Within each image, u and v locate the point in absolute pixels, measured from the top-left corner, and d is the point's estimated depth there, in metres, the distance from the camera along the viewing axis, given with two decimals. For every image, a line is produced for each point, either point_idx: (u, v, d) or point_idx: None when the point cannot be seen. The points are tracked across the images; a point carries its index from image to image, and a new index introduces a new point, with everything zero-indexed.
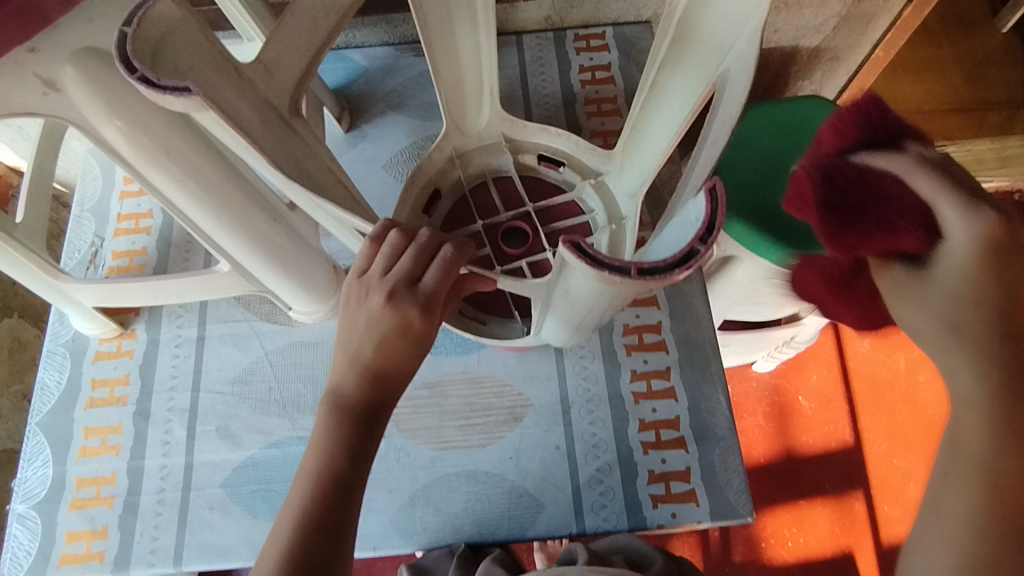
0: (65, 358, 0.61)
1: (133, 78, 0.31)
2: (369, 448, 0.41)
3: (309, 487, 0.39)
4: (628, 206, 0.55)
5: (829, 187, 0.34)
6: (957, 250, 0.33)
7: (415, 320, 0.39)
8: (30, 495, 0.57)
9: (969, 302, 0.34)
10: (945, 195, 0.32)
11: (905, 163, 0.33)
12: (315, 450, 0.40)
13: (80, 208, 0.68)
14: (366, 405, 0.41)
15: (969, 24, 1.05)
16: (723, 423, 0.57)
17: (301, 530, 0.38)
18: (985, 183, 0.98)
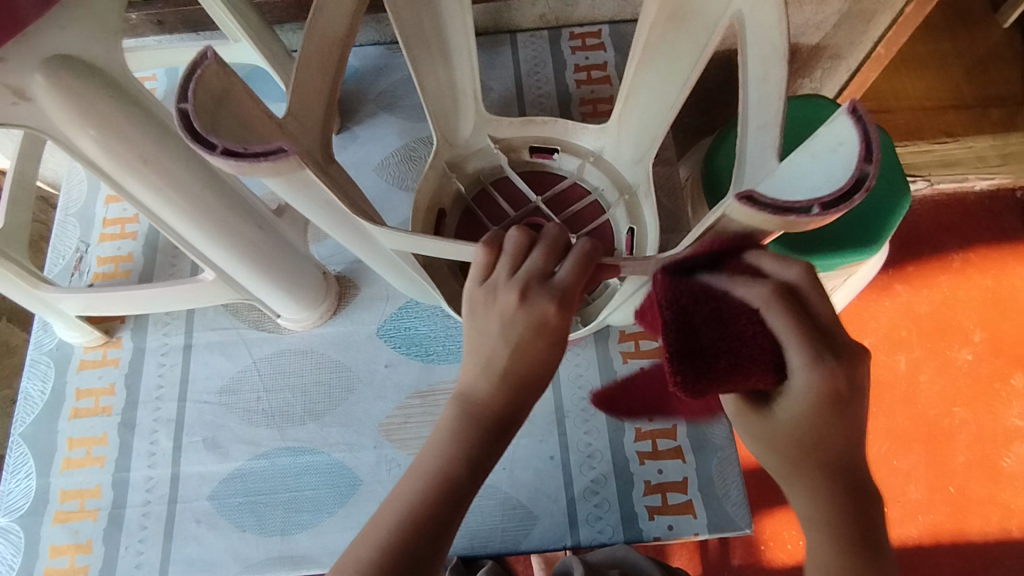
0: (49, 367, 0.60)
1: (213, 152, 0.29)
2: (492, 459, 0.36)
3: (421, 486, 0.34)
4: (636, 176, 0.55)
5: (695, 313, 0.32)
6: (801, 392, 0.32)
7: (551, 316, 0.35)
8: (13, 508, 0.55)
9: (809, 444, 0.33)
10: (793, 335, 0.31)
11: (758, 295, 0.31)
12: (433, 447, 0.36)
13: (64, 213, 0.66)
14: (499, 413, 0.36)
15: (971, 18, 1.04)
16: (721, 433, 0.55)
17: (402, 535, 0.33)
18: (987, 180, 0.97)
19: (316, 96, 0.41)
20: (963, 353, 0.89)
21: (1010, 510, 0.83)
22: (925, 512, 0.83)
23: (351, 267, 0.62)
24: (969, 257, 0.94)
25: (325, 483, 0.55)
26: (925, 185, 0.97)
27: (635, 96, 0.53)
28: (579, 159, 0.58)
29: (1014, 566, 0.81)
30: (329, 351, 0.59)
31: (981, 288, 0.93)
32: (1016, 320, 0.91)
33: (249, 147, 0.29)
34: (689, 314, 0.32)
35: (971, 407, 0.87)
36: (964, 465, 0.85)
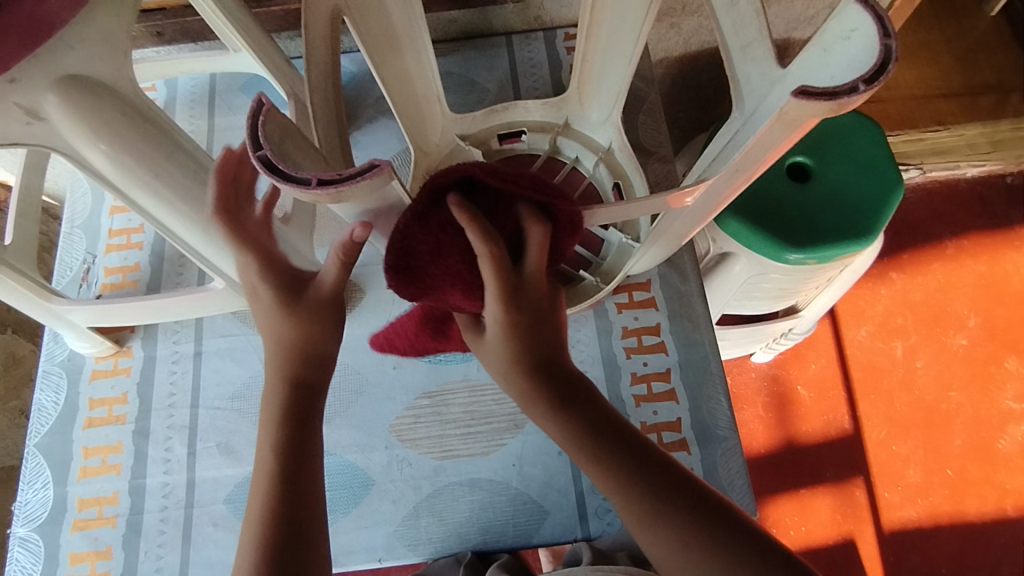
0: (61, 378, 0.61)
1: (315, 185, 0.30)
2: (309, 434, 0.42)
3: (264, 485, 0.40)
4: (606, 136, 0.58)
5: (426, 247, 0.38)
6: (495, 305, 0.40)
7: (258, 284, 0.44)
8: (31, 518, 0.56)
9: (523, 338, 0.41)
10: (495, 278, 0.38)
11: (481, 244, 0.37)
12: (263, 447, 0.42)
13: (70, 225, 0.67)
14: (290, 398, 0.43)
15: (958, 8, 1.05)
16: (724, 424, 0.57)
17: (265, 521, 0.38)
18: (977, 168, 0.98)
19: (326, 113, 0.42)
20: (958, 338, 0.91)
21: (1006, 490, 0.85)
22: (924, 495, 0.85)
23: (357, 272, 0.63)
24: (962, 243, 0.96)
25: (338, 483, 0.56)
26: (918, 174, 0.98)
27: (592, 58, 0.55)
28: (549, 136, 0.59)
29: (1010, 544, 0.83)
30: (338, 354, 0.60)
31: (974, 274, 0.94)
32: (1009, 305, 0.93)
33: (341, 172, 0.31)
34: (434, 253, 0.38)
35: (966, 391, 0.89)
36: (960, 448, 0.86)
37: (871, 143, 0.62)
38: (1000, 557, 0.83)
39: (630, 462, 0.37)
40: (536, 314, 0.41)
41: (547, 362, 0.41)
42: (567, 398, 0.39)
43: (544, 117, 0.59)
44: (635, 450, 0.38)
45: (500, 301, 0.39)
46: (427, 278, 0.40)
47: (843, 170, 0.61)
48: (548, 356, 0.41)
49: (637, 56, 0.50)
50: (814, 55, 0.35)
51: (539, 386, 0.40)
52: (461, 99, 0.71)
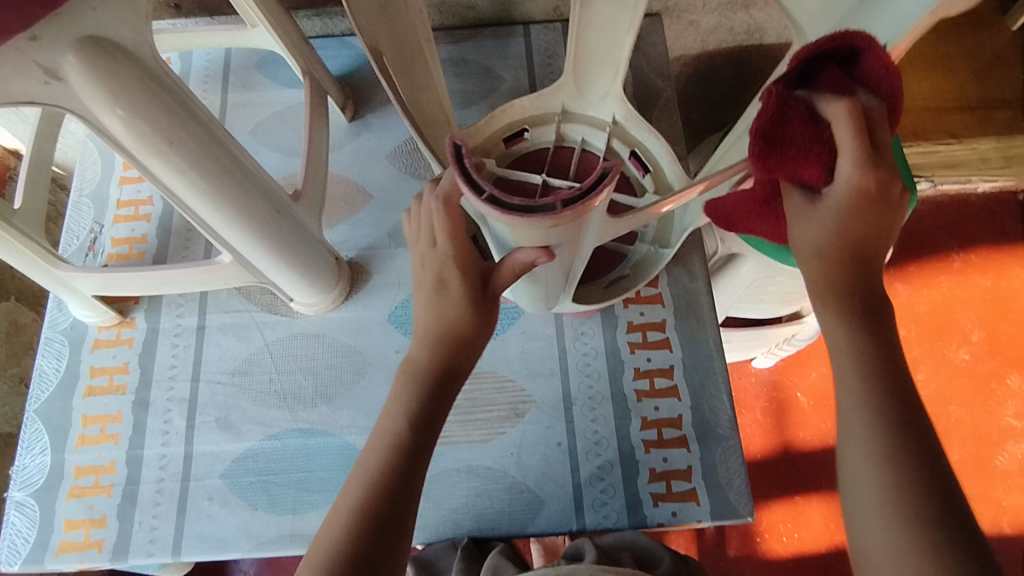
0: (63, 346, 0.61)
1: (561, 209, 0.32)
2: (441, 410, 0.43)
3: (383, 450, 0.40)
4: (607, 113, 0.57)
5: (792, 128, 0.34)
6: (843, 180, 0.36)
7: (448, 276, 0.43)
8: (28, 483, 0.56)
9: (849, 220, 0.37)
10: (854, 143, 0.34)
11: (833, 109, 0.34)
12: (393, 410, 0.42)
13: (79, 193, 0.67)
14: (436, 367, 0.43)
15: (978, 20, 1.03)
16: (726, 423, 0.56)
17: (371, 493, 0.39)
18: (988, 183, 0.99)
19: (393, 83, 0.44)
20: (961, 353, 0.91)
21: (1002, 507, 0.84)
22: None
23: (363, 254, 0.63)
24: (969, 257, 0.96)
25: (335, 464, 0.56)
26: (928, 186, 0.99)
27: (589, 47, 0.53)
28: (552, 126, 0.57)
29: (1003, 560, 0.83)
30: (341, 335, 0.60)
31: (980, 289, 0.94)
32: (1014, 321, 0.92)
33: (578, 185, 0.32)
34: (779, 127, 0.34)
35: (966, 405, 0.88)
36: (958, 462, 0.86)
37: None
38: None
39: (886, 391, 0.36)
40: (878, 200, 0.37)
41: (866, 264, 0.39)
42: (858, 305, 0.38)
43: (541, 109, 0.57)
44: (903, 398, 0.36)
45: (862, 169, 0.35)
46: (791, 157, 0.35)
47: None
48: (867, 255, 0.38)
49: (636, 24, 0.50)
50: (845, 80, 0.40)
51: (844, 287, 0.38)
52: (476, 87, 0.70)
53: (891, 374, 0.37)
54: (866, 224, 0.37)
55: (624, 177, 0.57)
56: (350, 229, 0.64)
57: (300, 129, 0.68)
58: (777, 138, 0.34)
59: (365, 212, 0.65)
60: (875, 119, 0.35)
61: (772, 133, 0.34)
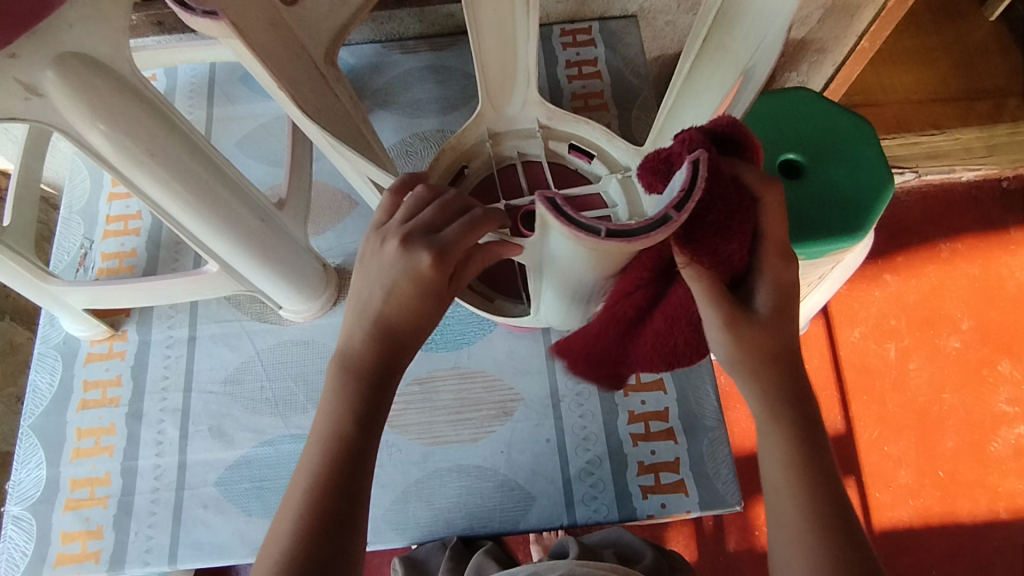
0: (56, 361, 0.62)
1: (678, 216, 0.30)
2: (380, 414, 0.40)
3: (320, 451, 0.39)
4: (530, 120, 0.58)
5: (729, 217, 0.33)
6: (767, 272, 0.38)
7: (426, 267, 0.37)
8: (24, 497, 0.57)
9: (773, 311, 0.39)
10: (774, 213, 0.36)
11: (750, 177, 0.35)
12: (327, 412, 0.40)
13: (68, 210, 0.68)
14: (374, 365, 0.40)
15: (956, 12, 1.05)
16: (711, 414, 0.57)
17: (312, 495, 0.38)
18: (973, 172, 0.98)
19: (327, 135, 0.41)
20: (951, 341, 0.91)
21: (998, 493, 0.85)
22: (915, 496, 0.85)
23: (350, 260, 0.64)
24: (956, 246, 0.97)
25: None
26: (913, 177, 0.98)
27: (490, 67, 0.54)
28: (486, 154, 0.59)
29: (1001, 546, 0.83)
30: (331, 341, 0.61)
31: (968, 278, 0.95)
32: (1003, 308, 0.93)
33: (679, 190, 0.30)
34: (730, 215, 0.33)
35: (959, 393, 0.89)
36: (952, 449, 0.87)
37: (853, 131, 0.62)
38: (990, 559, 0.83)
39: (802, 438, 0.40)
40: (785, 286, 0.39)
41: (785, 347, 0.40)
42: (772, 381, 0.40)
43: (468, 143, 0.58)
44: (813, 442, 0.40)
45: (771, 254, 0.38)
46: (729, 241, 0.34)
47: (828, 162, 0.61)
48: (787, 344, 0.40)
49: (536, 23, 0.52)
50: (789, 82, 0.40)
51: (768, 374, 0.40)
52: (458, 93, 0.71)
53: (808, 436, 0.40)
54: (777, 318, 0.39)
55: (576, 170, 0.58)
56: (337, 237, 0.65)
57: (284, 140, 0.69)
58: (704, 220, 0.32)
59: (351, 219, 0.66)
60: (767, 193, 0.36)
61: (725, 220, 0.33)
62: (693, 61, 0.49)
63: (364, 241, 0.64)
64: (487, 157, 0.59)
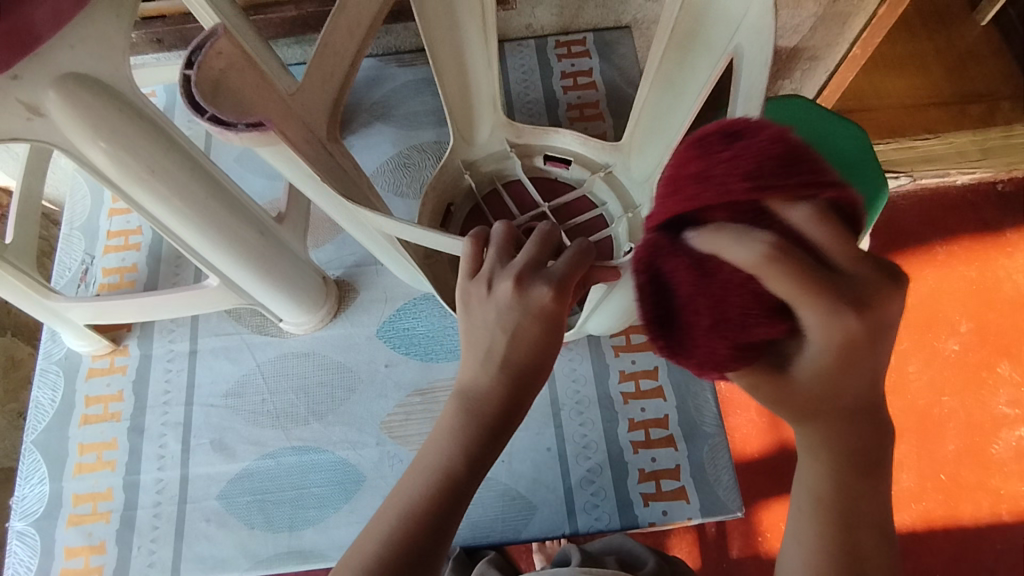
0: (58, 376, 0.62)
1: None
2: (491, 456, 0.38)
3: (425, 485, 0.36)
4: (501, 143, 0.61)
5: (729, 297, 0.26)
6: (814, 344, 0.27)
7: (548, 300, 0.37)
8: (28, 513, 0.57)
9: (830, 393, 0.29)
10: (801, 291, 0.25)
11: (743, 255, 0.25)
12: (438, 446, 0.38)
13: (69, 226, 0.68)
14: (498, 408, 0.38)
15: (947, 17, 1.06)
16: (711, 421, 0.57)
17: (408, 526, 0.35)
18: (967, 175, 1.00)
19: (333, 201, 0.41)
20: (950, 343, 0.92)
21: (1000, 495, 0.85)
22: (918, 499, 0.85)
23: (349, 272, 0.64)
24: (952, 249, 0.97)
25: (329, 480, 0.56)
26: (908, 181, 1.00)
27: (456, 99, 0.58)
28: (467, 185, 0.60)
29: (1005, 549, 0.83)
30: (331, 353, 0.61)
31: (964, 280, 0.95)
32: (1001, 310, 0.93)
33: None
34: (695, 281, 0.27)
35: (959, 395, 0.89)
36: (953, 452, 0.87)
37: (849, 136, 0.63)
38: (994, 562, 0.83)
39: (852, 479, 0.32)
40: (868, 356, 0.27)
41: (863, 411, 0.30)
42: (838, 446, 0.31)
43: (449, 181, 0.59)
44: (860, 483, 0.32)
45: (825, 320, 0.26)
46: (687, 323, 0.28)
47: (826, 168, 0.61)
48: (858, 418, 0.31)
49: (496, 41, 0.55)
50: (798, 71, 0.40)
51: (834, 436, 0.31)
52: None
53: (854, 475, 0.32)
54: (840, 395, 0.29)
55: (554, 179, 0.62)
56: (336, 249, 0.66)
57: None
58: (716, 305, 0.27)
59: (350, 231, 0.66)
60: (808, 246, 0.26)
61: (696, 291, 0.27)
62: (664, 53, 0.50)
63: (364, 253, 0.65)
64: (469, 189, 0.60)
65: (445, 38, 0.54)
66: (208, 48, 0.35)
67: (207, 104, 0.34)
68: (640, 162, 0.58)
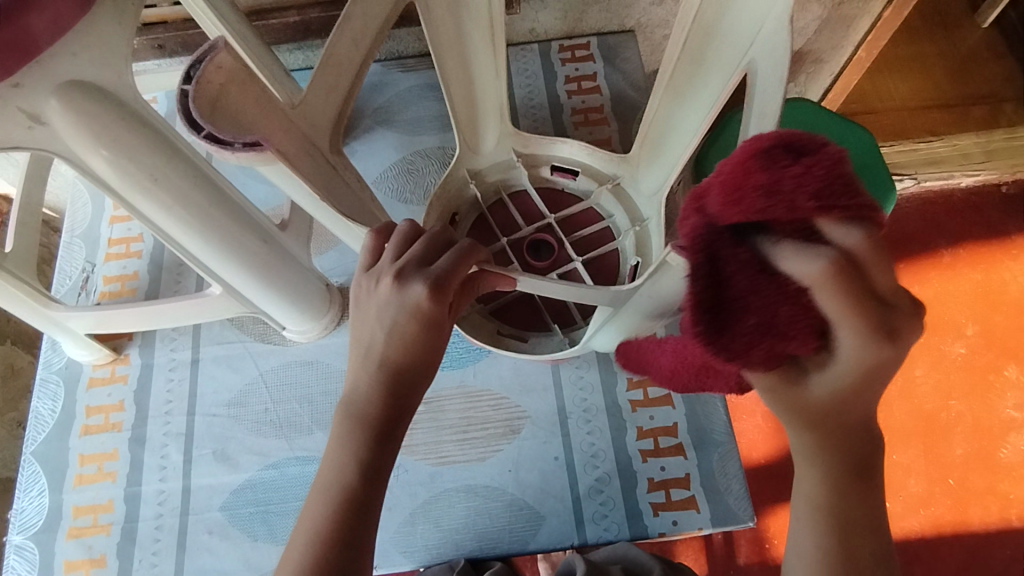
0: (58, 386, 0.61)
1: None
2: (386, 464, 0.37)
3: (326, 504, 0.35)
4: (507, 152, 0.60)
5: (756, 295, 0.27)
6: (848, 350, 0.27)
7: (425, 302, 0.36)
8: (27, 526, 0.56)
9: (840, 404, 0.30)
10: (850, 313, 0.25)
11: (806, 269, 0.25)
12: (331, 458, 0.36)
13: (70, 234, 0.68)
14: (381, 414, 0.37)
15: (950, 19, 1.05)
16: (721, 428, 0.57)
17: (317, 550, 0.34)
18: (972, 176, 0.99)
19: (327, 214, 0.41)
20: (956, 347, 0.91)
21: (1010, 500, 0.84)
22: (927, 505, 0.84)
23: (353, 279, 0.64)
24: (957, 252, 0.96)
25: None
26: (911, 183, 0.99)
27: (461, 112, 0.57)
28: (471, 200, 0.60)
29: (1015, 554, 0.82)
30: (334, 361, 0.60)
31: (970, 283, 0.94)
32: (1008, 313, 0.93)
33: None
34: (737, 286, 0.27)
35: (966, 399, 0.88)
36: (962, 457, 0.86)
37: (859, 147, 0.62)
38: (1004, 568, 0.82)
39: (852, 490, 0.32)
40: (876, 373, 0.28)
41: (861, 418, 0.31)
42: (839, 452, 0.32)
43: (453, 193, 0.58)
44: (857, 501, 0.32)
45: (863, 345, 0.26)
46: (734, 327, 0.28)
47: None
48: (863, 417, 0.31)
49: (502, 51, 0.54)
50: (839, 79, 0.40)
51: (832, 443, 0.32)
52: None
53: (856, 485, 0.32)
54: (852, 402, 0.30)
55: (561, 188, 0.61)
56: (340, 256, 0.65)
57: None
58: (731, 302, 0.27)
59: None
60: (858, 264, 0.25)
61: (739, 292, 0.27)
62: (676, 65, 0.49)
63: None
64: (473, 200, 0.60)
65: (451, 48, 0.53)
66: (208, 62, 0.36)
67: (206, 121, 0.35)
68: (647, 176, 0.57)
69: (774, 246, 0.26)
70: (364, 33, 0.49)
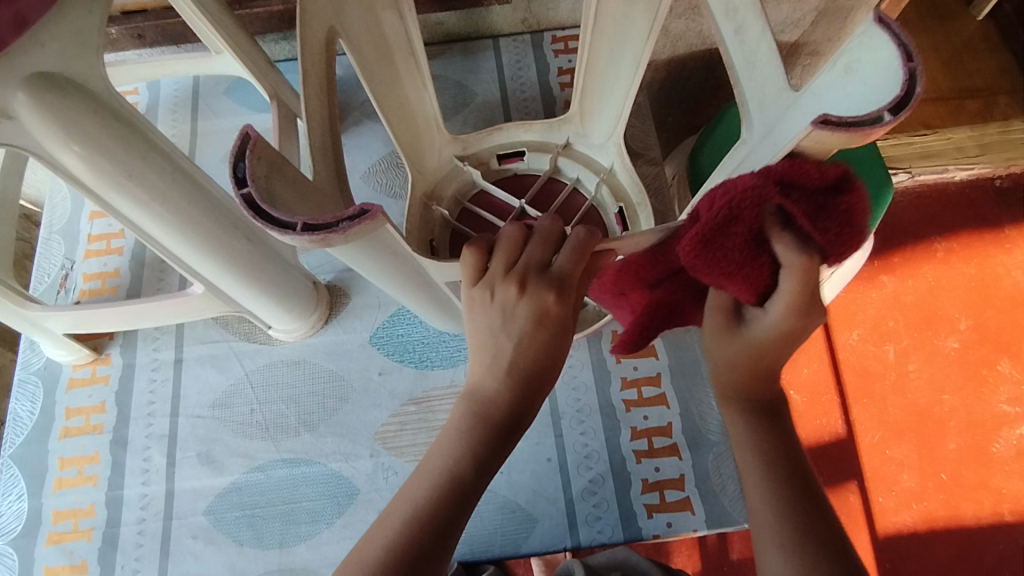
0: (37, 387, 0.59)
1: (894, 118, 0.26)
2: (497, 461, 0.36)
3: (429, 487, 0.34)
4: (449, 160, 0.59)
5: (729, 250, 0.31)
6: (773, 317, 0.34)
7: (552, 304, 0.36)
8: (5, 531, 0.55)
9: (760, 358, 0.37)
10: (793, 294, 0.32)
11: (788, 257, 0.30)
12: (442, 448, 0.36)
13: (48, 230, 0.66)
14: (503, 413, 0.37)
15: (945, 11, 1.04)
16: (715, 428, 0.56)
17: (411, 528, 0.33)
18: (966, 170, 0.96)
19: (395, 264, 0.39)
20: (950, 341, 0.90)
21: (1002, 495, 0.84)
22: (919, 500, 0.84)
23: (341, 276, 0.62)
24: (951, 246, 0.95)
25: (322, 493, 0.54)
26: (906, 177, 0.95)
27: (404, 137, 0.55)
28: (442, 221, 0.57)
29: (1007, 549, 0.82)
30: (321, 361, 0.59)
31: (965, 277, 0.93)
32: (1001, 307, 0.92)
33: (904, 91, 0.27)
34: (720, 232, 0.31)
35: (960, 394, 0.88)
36: (954, 452, 0.85)
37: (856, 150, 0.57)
38: (996, 563, 0.82)
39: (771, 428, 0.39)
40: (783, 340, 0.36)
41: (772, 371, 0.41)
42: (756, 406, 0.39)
43: (420, 217, 0.56)
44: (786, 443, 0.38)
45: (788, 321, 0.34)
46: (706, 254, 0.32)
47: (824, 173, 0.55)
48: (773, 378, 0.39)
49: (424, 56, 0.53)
50: (833, 74, 0.32)
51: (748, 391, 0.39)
52: (449, 104, 0.70)
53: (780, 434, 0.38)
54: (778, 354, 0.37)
55: (516, 176, 0.61)
56: (327, 253, 0.63)
57: None
58: (716, 238, 0.31)
59: None
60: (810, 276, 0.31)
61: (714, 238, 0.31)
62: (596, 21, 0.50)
63: None
64: (444, 219, 0.57)
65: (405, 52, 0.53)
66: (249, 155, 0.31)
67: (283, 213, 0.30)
68: (596, 128, 0.58)
69: (772, 231, 0.30)
70: (321, 51, 0.42)
